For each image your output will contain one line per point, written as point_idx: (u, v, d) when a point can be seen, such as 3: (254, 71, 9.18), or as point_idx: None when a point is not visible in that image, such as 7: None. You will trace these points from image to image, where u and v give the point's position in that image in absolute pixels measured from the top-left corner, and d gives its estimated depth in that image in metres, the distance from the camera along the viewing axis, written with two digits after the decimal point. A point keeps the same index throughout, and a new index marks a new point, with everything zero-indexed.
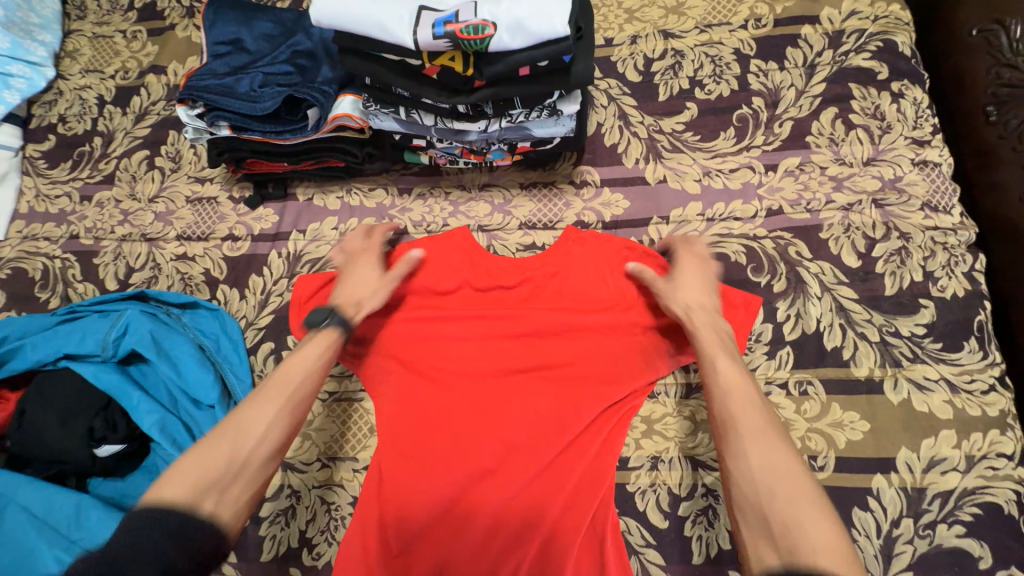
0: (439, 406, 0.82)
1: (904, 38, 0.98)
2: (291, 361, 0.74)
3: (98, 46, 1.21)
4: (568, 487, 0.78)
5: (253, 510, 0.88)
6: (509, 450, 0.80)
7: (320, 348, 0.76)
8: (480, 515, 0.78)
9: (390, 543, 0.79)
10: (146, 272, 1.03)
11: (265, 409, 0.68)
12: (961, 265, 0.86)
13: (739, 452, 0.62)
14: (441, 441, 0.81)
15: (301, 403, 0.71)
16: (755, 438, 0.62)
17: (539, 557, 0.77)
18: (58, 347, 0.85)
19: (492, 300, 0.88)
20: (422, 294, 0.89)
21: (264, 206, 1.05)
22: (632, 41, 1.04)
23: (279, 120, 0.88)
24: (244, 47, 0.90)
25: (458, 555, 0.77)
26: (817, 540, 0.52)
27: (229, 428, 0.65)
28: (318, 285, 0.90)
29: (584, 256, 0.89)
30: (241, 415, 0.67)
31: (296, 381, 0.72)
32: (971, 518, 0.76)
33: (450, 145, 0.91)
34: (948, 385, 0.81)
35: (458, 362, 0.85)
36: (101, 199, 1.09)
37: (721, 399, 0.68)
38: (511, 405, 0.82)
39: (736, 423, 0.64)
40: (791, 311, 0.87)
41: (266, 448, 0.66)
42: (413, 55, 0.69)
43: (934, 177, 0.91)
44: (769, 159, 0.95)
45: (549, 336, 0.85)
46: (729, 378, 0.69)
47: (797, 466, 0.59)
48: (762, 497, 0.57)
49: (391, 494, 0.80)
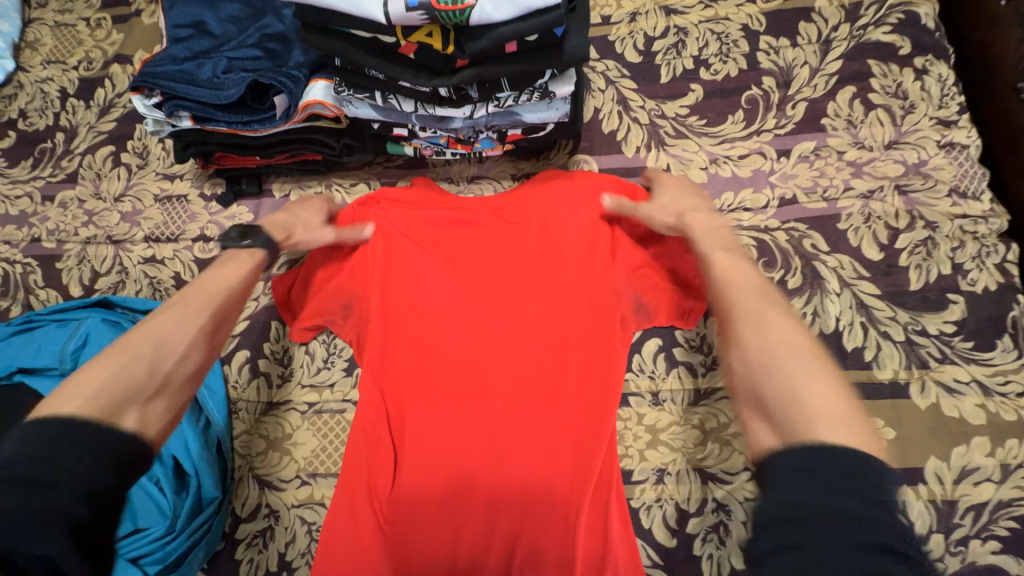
0: (426, 380, 0.81)
1: (927, 10, 0.90)
2: (210, 281, 0.71)
3: (60, 35, 1.13)
4: (562, 459, 0.76)
5: (228, 532, 0.82)
6: (501, 422, 0.79)
7: (243, 268, 0.74)
8: (474, 472, 0.77)
9: (382, 526, 0.77)
10: (112, 277, 0.96)
11: (182, 325, 0.65)
12: (993, 256, 0.79)
13: (734, 339, 0.58)
14: (430, 415, 0.80)
15: (225, 323, 0.70)
16: (751, 323, 0.58)
17: (540, 519, 0.75)
18: (13, 360, 0.79)
19: (473, 268, 0.85)
20: (397, 265, 0.86)
21: (237, 203, 0.97)
22: (631, 18, 0.96)
23: (247, 109, 0.80)
24: (208, 29, 0.82)
25: (457, 514, 0.77)
26: (815, 405, 0.48)
27: (143, 343, 0.62)
28: (291, 283, 0.89)
29: (560, 214, 0.85)
30: (156, 329, 0.64)
31: (216, 300, 0.70)
32: (1007, 533, 0.69)
33: (434, 134, 0.83)
34: (981, 388, 0.74)
35: (441, 334, 0.83)
36: (64, 199, 1.02)
37: (717, 291, 0.65)
38: (497, 362, 0.81)
39: (732, 310, 0.61)
40: (807, 309, 0.80)
41: (190, 364, 0.64)
42: (386, 31, 0.62)
43: (961, 161, 0.83)
44: (782, 144, 0.87)
45: (535, 304, 0.82)
46: (723, 271, 0.66)
47: (802, 342, 0.55)
48: (758, 376, 0.54)
49: (381, 474, 0.78)
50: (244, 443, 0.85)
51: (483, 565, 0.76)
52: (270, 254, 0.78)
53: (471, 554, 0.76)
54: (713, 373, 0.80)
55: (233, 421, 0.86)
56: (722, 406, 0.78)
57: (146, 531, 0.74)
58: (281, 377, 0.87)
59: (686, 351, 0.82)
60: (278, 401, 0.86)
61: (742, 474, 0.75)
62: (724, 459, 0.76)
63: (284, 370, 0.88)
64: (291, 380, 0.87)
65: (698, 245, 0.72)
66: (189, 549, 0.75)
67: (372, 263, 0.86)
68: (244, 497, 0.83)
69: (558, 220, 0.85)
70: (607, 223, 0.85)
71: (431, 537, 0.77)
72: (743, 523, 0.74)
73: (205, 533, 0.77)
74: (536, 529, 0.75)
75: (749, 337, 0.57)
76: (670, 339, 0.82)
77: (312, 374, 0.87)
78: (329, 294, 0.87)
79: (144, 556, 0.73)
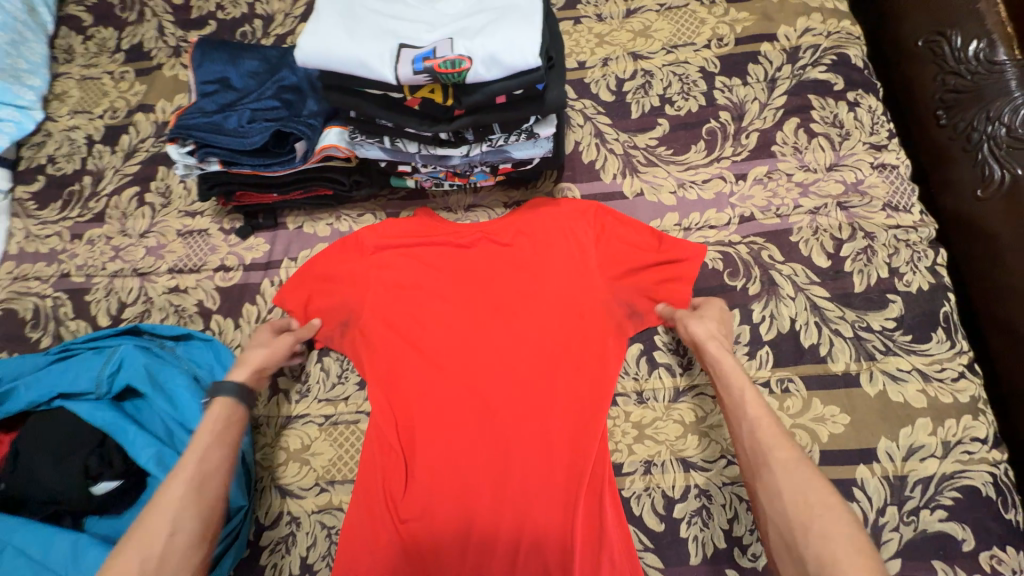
0: (434, 391, 0.90)
1: (855, 51, 1.05)
2: (190, 441, 0.76)
3: (86, 88, 1.24)
4: (560, 457, 0.86)
5: (252, 539, 0.88)
6: (504, 426, 0.88)
7: (223, 417, 0.79)
8: (480, 473, 0.86)
9: (397, 526, 0.84)
10: (138, 307, 1.04)
11: (171, 499, 0.69)
12: (924, 260, 0.91)
13: (773, 493, 0.67)
14: (439, 423, 0.89)
15: (209, 480, 0.73)
16: (786, 479, 0.67)
17: (540, 514, 0.84)
18: (53, 386, 0.86)
19: (473, 290, 0.95)
20: (404, 288, 0.96)
21: (254, 236, 1.07)
22: (603, 63, 1.09)
23: (269, 153, 0.91)
24: (231, 84, 0.93)
25: (466, 514, 0.85)
26: (852, 574, 0.57)
27: (138, 530, 0.67)
28: (287, 299, 0.98)
29: (546, 235, 0.97)
30: (149, 515, 0.68)
31: (196, 459, 0.73)
32: (951, 502, 0.79)
33: (433, 169, 0.95)
34: (921, 375, 0.85)
35: (446, 350, 0.92)
36: (92, 236, 1.10)
37: (752, 435, 0.72)
38: (497, 372, 0.91)
39: (768, 459, 0.69)
40: (766, 312, 0.90)
41: (185, 535, 0.68)
42: (395, 89, 0.73)
43: (893, 179, 0.96)
44: (739, 169, 1.00)
45: (530, 320, 0.92)
46: (758, 414, 0.73)
47: (835, 500, 0.64)
48: (797, 537, 0.63)
49: (396, 474, 0.87)
50: (265, 456, 0.92)
51: (490, 561, 0.83)
52: (240, 400, 0.81)
53: (478, 551, 0.83)
54: (689, 372, 0.89)
55: (256, 435, 0.94)
56: (699, 401, 0.88)
57: None
58: (298, 393, 0.95)
59: (664, 353, 0.91)
60: (296, 415, 0.94)
61: (719, 461, 0.84)
62: (703, 448, 0.85)
63: (300, 386, 0.95)
64: (308, 395, 0.95)
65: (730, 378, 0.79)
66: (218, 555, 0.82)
67: (381, 284, 0.96)
68: (267, 506, 0.89)
69: (545, 241, 0.96)
70: (584, 238, 0.96)
71: (442, 540, 0.84)
72: (722, 505, 0.82)
73: (232, 540, 0.83)
74: (537, 523, 0.84)
75: (787, 496, 0.66)
76: (650, 343, 0.92)
77: (327, 389, 0.95)
78: (334, 311, 0.97)
79: None
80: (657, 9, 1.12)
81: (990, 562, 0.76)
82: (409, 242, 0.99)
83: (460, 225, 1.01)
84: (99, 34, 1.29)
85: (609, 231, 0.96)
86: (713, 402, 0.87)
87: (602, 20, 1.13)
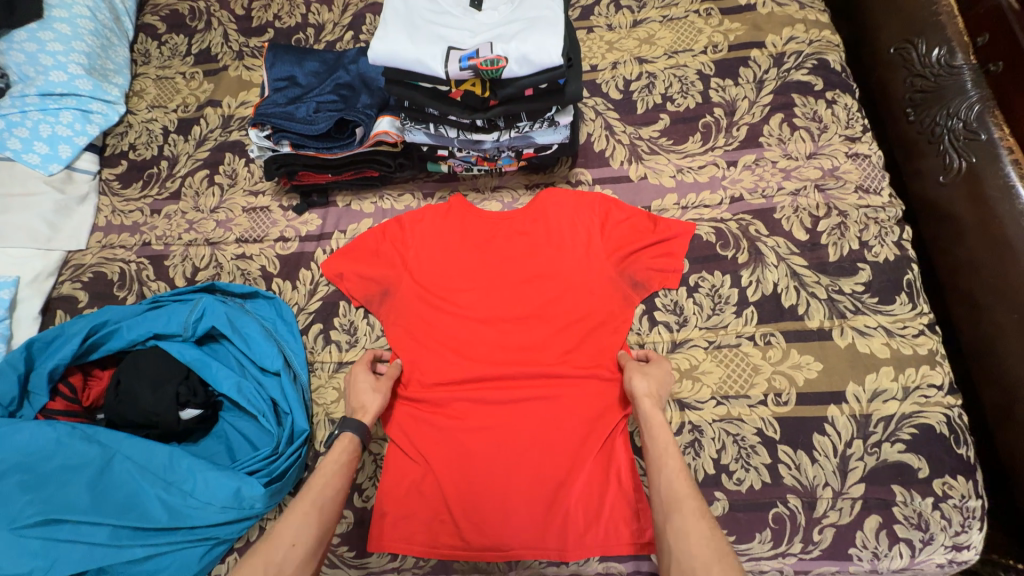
0: (467, 347, 1.05)
1: (834, 57, 1.20)
2: (318, 469, 0.88)
3: (162, 86, 1.43)
4: (575, 398, 1.00)
5: (309, 463, 1.01)
6: (527, 375, 1.02)
7: (345, 448, 0.91)
8: (504, 413, 1.00)
9: (432, 455, 0.99)
10: (210, 270, 1.20)
11: (292, 517, 0.81)
12: (891, 235, 1.05)
13: (681, 535, 0.77)
14: (469, 372, 1.03)
15: (326, 504, 0.84)
16: (694, 519, 0.77)
17: (556, 445, 0.97)
18: (150, 328, 1.04)
19: (499, 264, 1.10)
20: (438, 260, 1.11)
21: (309, 212, 1.24)
22: (613, 66, 1.26)
23: (330, 138, 1.08)
24: (297, 81, 1.11)
25: (492, 446, 0.98)
26: None
27: (264, 542, 0.78)
28: (338, 270, 1.13)
29: (560, 216, 1.12)
30: (277, 527, 0.80)
31: (317, 488, 0.85)
32: (909, 437, 0.92)
33: (467, 154, 1.11)
34: (885, 330, 0.99)
35: (475, 311, 1.07)
36: (170, 212, 1.28)
37: (668, 480, 0.82)
38: (518, 330, 1.05)
39: (681, 507, 0.79)
40: (752, 278, 1.05)
41: (300, 550, 0.78)
42: (443, 82, 0.89)
43: (865, 166, 1.11)
44: (730, 157, 1.15)
45: (546, 284, 1.07)
46: (673, 464, 0.84)
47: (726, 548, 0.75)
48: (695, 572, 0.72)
49: (435, 417, 1.01)
50: (319, 394, 1.06)
51: (513, 486, 0.96)
52: (360, 435, 0.93)
53: (503, 478, 0.96)
54: (685, 328, 1.04)
55: (311, 377, 1.08)
56: (693, 351, 1.02)
57: (258, 453, 0.96)
58: (348, 344, 1.10)
59: (664, 312, 1.05)
60: (346, 360, 1.09)
61: (711, 401, 0.98)
62: (695, 391, 0.99)
63: (350, 338, 1.11)
64: (357, 345, 1.10)
65: (656, 432, 0.88)
66: (283, 471, 0.95)
67: (418, 257, 1.12)
68: (321, 436, 1.03)
69: (559, 220, 1.12)
70: (593, 218, 1.11)
71: (471, 470, 0.97)
72: (712, 438, 0.95)
73: (294, 459, 0.96)
74: (554, 453, 0.97)
75: (687, 542, 0.76)
76: (652, 304, 1.06)
77: (372, 340, 1.10)
78: (374, 281, 1.12)
79: (258, 471, 0.94)
80: (661, 20, 1.28)
81: (942, 487, 0.89)
82: (443, 224, 1.15)
83: (485, 211, 1.17)
84: (172, 40, 1.48)
85: (611, 218, 1.11)
86: (705, 352, 1.02)
87: (612, 29, 1.29)
